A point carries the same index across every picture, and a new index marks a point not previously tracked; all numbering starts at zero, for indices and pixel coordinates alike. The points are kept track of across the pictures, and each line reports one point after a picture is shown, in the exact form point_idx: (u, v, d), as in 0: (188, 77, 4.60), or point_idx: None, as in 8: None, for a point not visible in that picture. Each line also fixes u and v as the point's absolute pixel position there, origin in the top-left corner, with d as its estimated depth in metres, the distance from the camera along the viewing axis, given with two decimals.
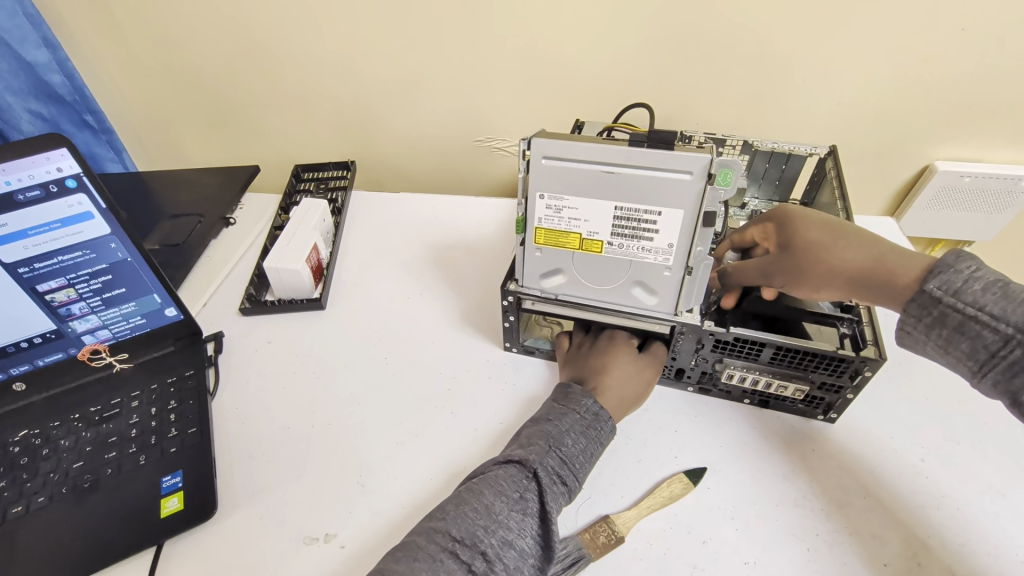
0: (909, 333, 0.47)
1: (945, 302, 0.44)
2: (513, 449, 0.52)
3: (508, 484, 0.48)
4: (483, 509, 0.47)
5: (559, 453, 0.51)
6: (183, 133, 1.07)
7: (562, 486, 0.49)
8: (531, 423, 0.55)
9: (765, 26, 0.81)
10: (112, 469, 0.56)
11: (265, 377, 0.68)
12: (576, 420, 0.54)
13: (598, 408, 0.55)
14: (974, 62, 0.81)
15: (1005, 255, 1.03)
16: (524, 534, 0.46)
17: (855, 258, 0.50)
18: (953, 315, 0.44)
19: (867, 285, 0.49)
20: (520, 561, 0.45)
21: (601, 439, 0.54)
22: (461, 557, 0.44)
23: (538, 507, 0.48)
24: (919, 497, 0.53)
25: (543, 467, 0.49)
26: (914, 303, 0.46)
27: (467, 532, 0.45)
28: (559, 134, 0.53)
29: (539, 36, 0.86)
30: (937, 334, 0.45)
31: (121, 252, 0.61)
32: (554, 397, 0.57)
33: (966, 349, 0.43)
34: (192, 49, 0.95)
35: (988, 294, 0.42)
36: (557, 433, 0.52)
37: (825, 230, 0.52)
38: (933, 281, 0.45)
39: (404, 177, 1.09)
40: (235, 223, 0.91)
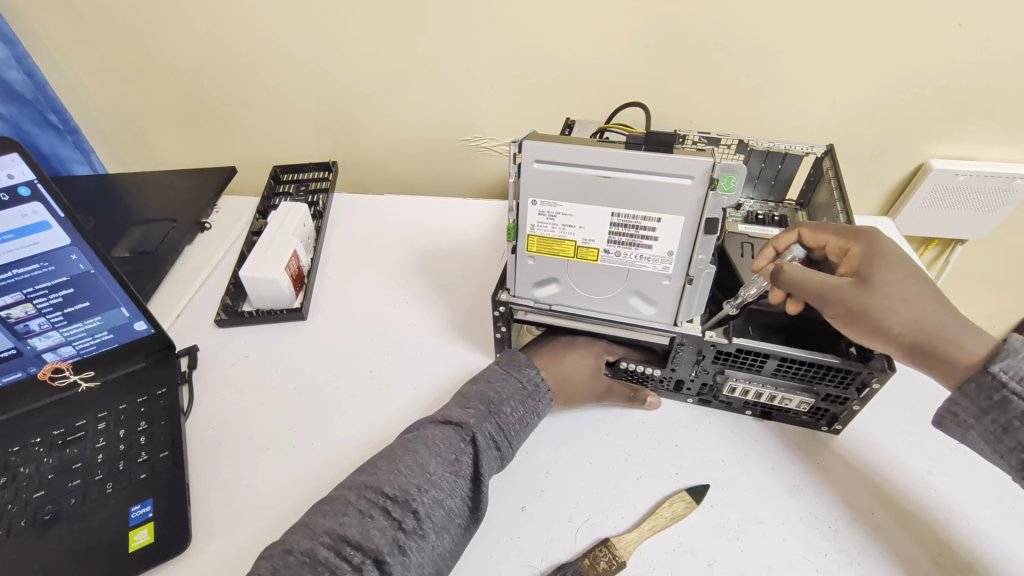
0: (955, 413, 0.44)
1: (1009, 390, 0.40)
2: (452, 410, 0.55)
3: (444, 446, 0.51)
4: (417, 467, 0.49)
5: (496, 420, 0.54)
6: (155, 133, 1.02)
7: (495, 451, 0.53)
8: (473, 384, 0.57)
9: (759, 22, 0.78)
10: (76, 498, 0.53)
11: (243, 394, 0.64)
12: (516, 389, 0.56)
13: (540, 379, 0.57)
14: (971, 58, 0.79)
15: (998, 253, 1.02)
16: (455, 494, 0.49)
17: (923, 319, 0.44)
18: (1015, 403, 0.40)
19: (921, 351, 0.44)
20: (448, 521, 0.48)
21: (538, 409, 0.56)
22: (392, 513, 0.47)
23: (469, 469, 0.51)
24: (930, 512, 0.52)
25: (479, 431, 0.52)
26: (972, 384, 0.42)
27: (400, 490, 0.48)
28: (552, 137, 0.50)
29: (526, 32, 0.83)
30: (990, 419, 0.42)
31: (83, 263, 0.56)
32: (500, 361, 0.59)
33: (1021, 441, 0.40)
34: (161, 44, 0.90)
35: None
36: (497, 401, 0.55)
37: (909, 279, 0.45)
38: (999, 364, 0.41)
39: (388, 177, 1.05)
40: (211, 228, 0.87)
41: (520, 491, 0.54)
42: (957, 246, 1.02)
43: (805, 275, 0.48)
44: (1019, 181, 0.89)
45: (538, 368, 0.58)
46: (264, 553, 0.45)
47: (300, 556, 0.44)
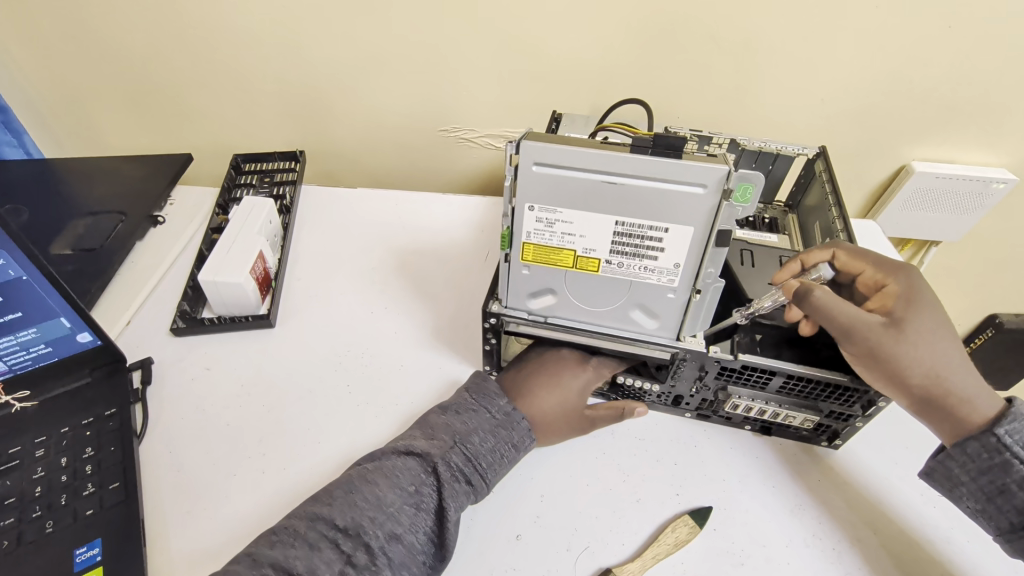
0: (949, 468, 0.44)
1: (1012, 453, 0.41)
2: (416, 438, 0.51)
3: (405, 477, 0.48)
4: (373, 499, 0.46)
5: (463, 450, 0.50)
6: (99, 114, 0.93)
7: (463, 484, 0.48)
8: (441, 414, 0.53)
9: (753, 18, 0.76)
10: (9, 540, 0.46)
11: (203, 412, 0.58)
12: (485, 419, 0.52)
13: (511, 408, 0.53)
14: (958, 62, 0.78)
15: (969, 255, 1.04)
16: (415, 529, 0.46)
17: (944, 374, 0.43)
18: (1018, 467, 0.40)
19: (930, 404, 0.43)
20: (407, 557, 0.44)
21: (513, 442, 0.51)
22: (341, 547, 0.44)
23: (433, 503, 0.47)
24: (930, 531, 0.51)
25: (443, 462, 0.49)
26: (976, 443, 0.42)
27: (352, 522, 0.45)
28: (551, 137, 0.46)
29: (511, 19, 0.78)
30: (989, 479, 0.42)
31: (14, 269, 0.49)
32: (470, 388, 0.55)
33: (1015, 504, 0.41)
34: (103, 16, 0.80)
35: None
36: (464, 430, 0.51)
37: (937, 331, 0.44)
38: (1005, 426, 0.41)
39: (360, 169, 0.99)
40: (165, 223, 0.79)
41: (514, 518, 0.51)
42: (931, 247, 1.03)
43: (838, 308, 0.45)
44: (994, 184, 0.89)
45: (510, 399, 0.54)
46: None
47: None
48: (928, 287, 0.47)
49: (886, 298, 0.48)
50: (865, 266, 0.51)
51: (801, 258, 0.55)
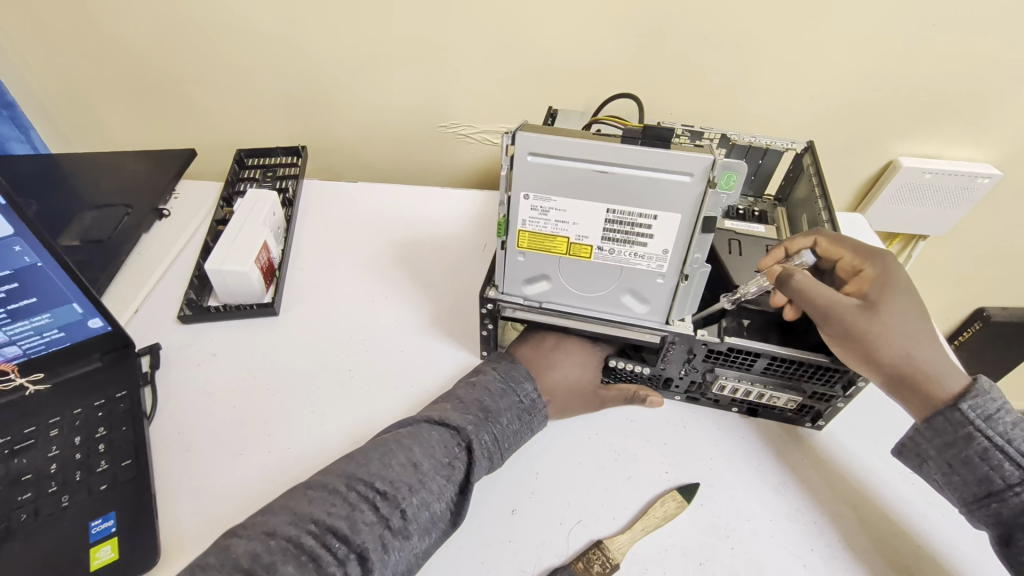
0: (918, 442, 0.46)
1: (975, 426, 0.43)
2: (448, 411, 0.53)
3: (440, 449, 0.50)
4: (411, 466, 0.48)
5: (494, 429, 0.52)
6: (105, 110, 0.95)
7: (488, 460, 0.51)
8: (469, 388, 0.55)
9: (742, 16, 0.78)
10: (26, 514, 0.48)
11: (210, 396, 0.60)
12: (513, 402, 0.54)
13: (536, 395, 0.55)
14: (941, 59, 0.81)
15: (956, 249, 1.07)
16: (442, 498, 0.48)
17: (914, 354, 0.45)
18: (980, 439, 0.43)
19: (901, 382, 0.46)
20: (431, 524, 0.47)
21: (532, 426, 0.54)
22: (380, 510, 0.45)
23: (461, 476, 0.49)
24: (909, 506, 0.53)
25: (477, 439, 0.51)
26: (942, 418, 0.44)
27: (391, 487, 0.46)
28: (545, 129, 0.48)
29: (507, 17, 0.80)
30: (953, 452, 0.44)
31: (29, 256, 0.51)
32: (499, 367, 0.57)
33: (976, 476, 0.43)
34: (109, 14, 0.82)
35: (1016, 429, 0.42)
36: (496, 409, 0.53)
37: (911, 314, 0.47)
38: (968, 402, 0.43)
39: (360, 164, 1.01)
40: (170, 215, 0.81)
41: (510, 494, 0.53)
42: (919, 241, 1.05)
43: (815, 292, 0.48)
44: (979, 179, 0.92)
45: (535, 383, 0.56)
46: (237, 533, 0.43)
47: (282, 541, 0.42)
48: (903, 272, 0.50)
49: (863, 283, 0.50)
50: (844, 253, 0.54)
51: (785, 247, 0.58)
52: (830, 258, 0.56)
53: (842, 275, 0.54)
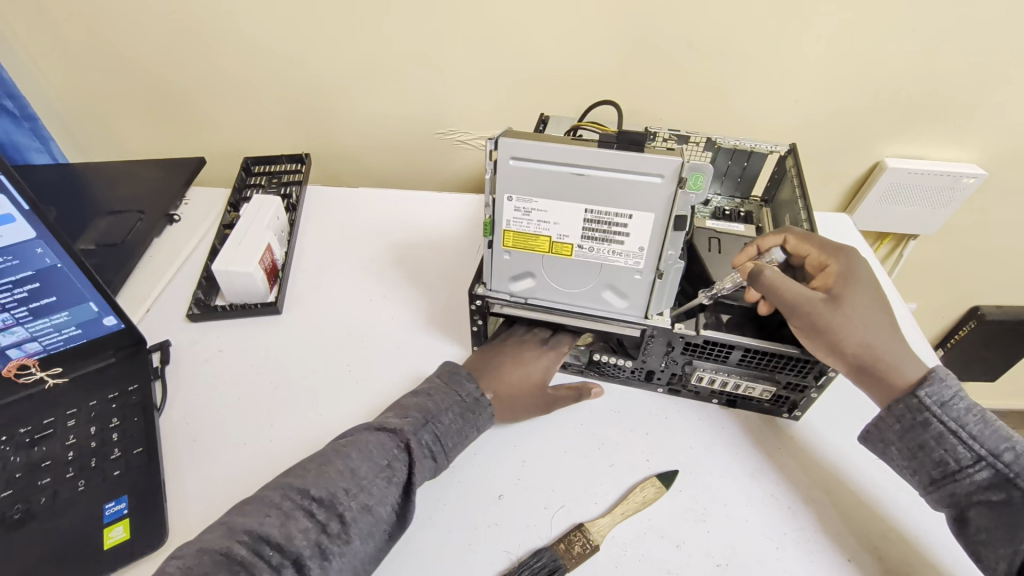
0: (882, 429, 0.48)
1: (931, 411, 0.45)
2: (389, 417, 0.55)
3: (378, 451, 0.51)
4: (347, 472, 0.49)
5: (433, 429, 0.54)
6: (119, 122, 0.99)
7: (430, 460, 0.53)
8: (412, 396, 0.57)
9: (726, 23, 0.81)
10: (46, 497, 0.52)
11: (217, 389, 0.63)
12: (453, 403, 0.56)
13: (479, 394, 0.57)
14: (922, 62, 0.83)
15: (946, 248, 1.08)
16: (385, 500, 0.49)
17: (876, 344, 0.48)
18: (935, 425, 0.45)
19: (865, 372, 0.49)
20: (374, 527, 0.48)
21: (477, 424, 0.56)
22: (316, 515, 0.46)
23: (404, 477, 0.51)
24: (880, 492, 0.56)
25: (416, 439, 0.52)
26: (902, 405, 0.47)
27: (327, 493, 0.48)
28: (527, 134, 0.51)
29: (500, 28, 0.84)
30: (912, 437, 0.47)
31: (49, 258, 0.55)
32: (441, 374, 0.59)
33: (933, 459, 0.46)
34: (124, 31, 0.87)
35: (970, 415, 0.45)
36: (435, 410, 0.55)
37: (873, 306, 0.50)
38: (925, 389, 0.46)
39: (362, 171, 1.05)
40: (180, 221, 0.85)
41: (497, 480, 0.56)
42: (909, 241, 1.07)
43: (784, 288, 0.51)
44: (965, 179, 0.94)
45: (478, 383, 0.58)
46: (176, 551, 0.44)
47: (215, 555, 0.43)
48: (865, 267, 0.53)
49: (828, 278, 0.53)
50: (811, 249, 0.56)
51: (756, 244, 0.60)
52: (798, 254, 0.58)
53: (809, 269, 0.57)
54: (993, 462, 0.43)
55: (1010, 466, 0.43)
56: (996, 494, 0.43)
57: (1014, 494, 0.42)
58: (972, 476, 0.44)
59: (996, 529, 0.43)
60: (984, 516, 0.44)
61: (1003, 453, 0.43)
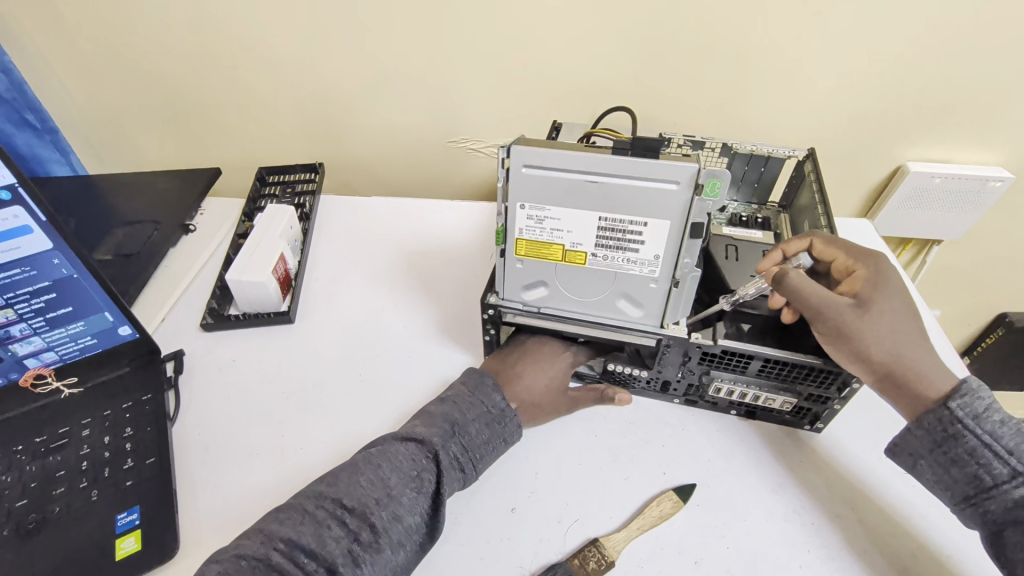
0: (910, 442, 0.47)
1: (964, 424, 0.44)
2: (416, 427, 0.54)
3: (407, 462, 0.50)
4: (378, 481, 0.49)
5: (461, 440, 0.53)
6: (138, 133, 1.01)
7: (459, 471, 0.52)
8: (439, 404, 0.56)
9: (740, 28, 0.80)
10: (60, 507, 0.52)
11: (229, 399, 0.63)
12: (481, 413, 0.55)
13: (505, 405, 0.56)
14: (944, 64, 0.81)
15: (972, 253, 1.05)
16: (415, 510, 0.48)
17: (902, 353, 0.47)
18: (968, 438, 0.44)
19: (890, 381, 0.47)
20: (405, 537, 0.47)
21: (504, 435, 0.55)
22: (348, 524, 0.46)
23: (432, 487, 0.50)
24: (909, 508, 0.53)
25: (444, 450, 0.51)
26: (931, 416, 0.45)
27: (359, 502, 0.47)
28: (539, 142, 0.50)
29: (512, 36, 0.84)
30: (944, 451, 0.45)
31: (66, 268, 0.56)
32: (467, 381, 0.58)
33: (966, 474, 0.44)
34: (143, 45, 0.89)
35: (1004, 428, 0.43)
36: (463, 421, 0.54)
37: (900, 314, 0.49)
38: (956, 400, 0.44)
39: (375, 179, 1.05)
40: (196, 230, 0.86)
41: (510, 493, 0.55)
42: (933, 246, 1.04)
43: (809, 290, 0.50)
44: (991, 183, 0.91)
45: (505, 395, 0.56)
46: (214, 556, 0.44)
47: (253, 561, 0.43)
48: (894, 273, 0.52)
49: (855, 283, 0.53)
50: (838, 254, 0.56)
51: (782, 249, 0.60)
52: (826, 260, 0.58)
53: (837, 276, 0.57)
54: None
55: None
56: None
57: None
58: (1009, 492, 0.42)
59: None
60: (1022, 536, 0.42)
61: None
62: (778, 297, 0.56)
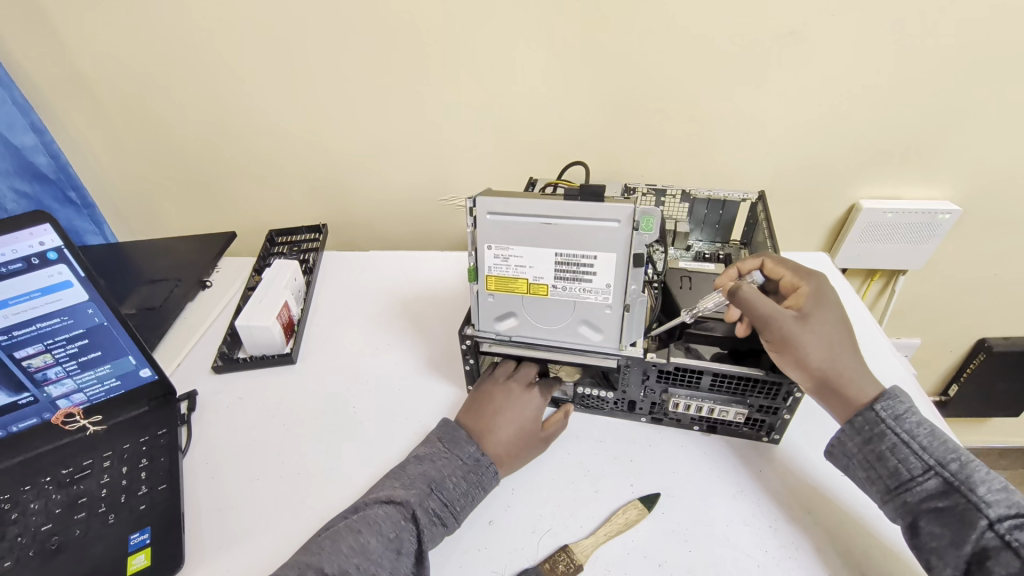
0: (844, 443, 0.54)
1: (886, 424, 0.51)
2: (395, 489, 0.56)
3: (386, 524, 0.52)
4: (357, 547, 0.50)
5: (439, 496, 0.55)
6: (163, 204, 1.13)
7: (440, 526, 0.54)
8: (418, 463, 0.58)
9: (690, 90, 0.91)
10: (80, 529, 0.57)
11: (237, 432, 0.70)
12: (457, 466, 0.57)
13: (480, 455, 0.59)
14: (877, 113, 0.90)
15: (938, 283, 1.11)
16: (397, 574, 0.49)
17: (837, 362, 0.54)
18: (891, 436, 0.51)
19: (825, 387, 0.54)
20: None
21: (483, 483, 0.57)
22: None
23: (413, 547, 0.51)
24: (860, 510, 0.58)
25: (421, 508, 0.53)
26: (861, 417, 0.52)
27: (338, 569, 0.48)
28: (502, 193, 0.59)
29: (491, 107, 0.96)
30: (870, 448, 0.52)
31: (98, 316, 0.64)
32: (443, 438, 0.61)
33: (889, 469, 0.51)
34: (171, 128, 1.02)
35: (921, 428, 0.50)
36: (439, 477, 0.56)
37: (836, 329, 0.56)
38: (881, 404, 0.52)
39: (376, 236, 1.16)
40: (211, 286, 0.96)
41: (488, 508, 0.59)
42: (898, 277, 1.10)
43: (760, 301, 0.56)
44: (940, 216, 0.98)
45: (478, 445, 0.60)
46: None
47: None
48: (831, 291, 0.59)
49: (800, 298, 0.59)
50: (785, 273, 0.63)
51: (737, 267, 0.67)
52: (775, 278, 0.65)
53: (783, 291, 0.64)
54: (941, 471, 0.48)
55: (955, 474, 0.47)
56: (942, 501, 0.47)
57: (959, 500, 0.46)
58: (923, 484, 0.49)
59: (944, 536, 0.47)
60: (933, 524, 0.47)
61: (950, 462, 0.48)
62: (733, 310, 0.64)
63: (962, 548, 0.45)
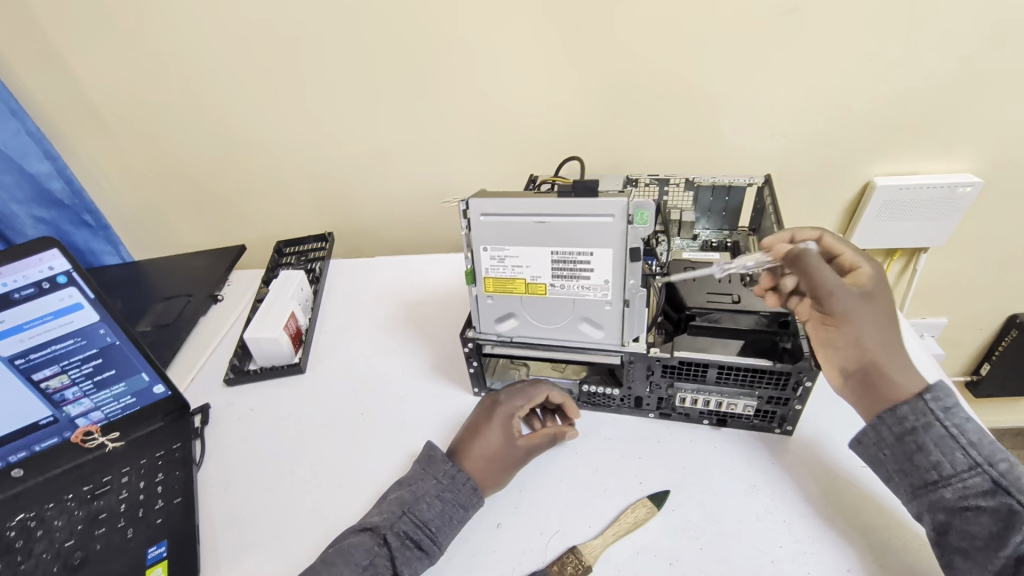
0: (882, 432, 0.51)
1: (935, 416, 0.49)
2: (371, 516, 0.56)
3: (359, 553, 0.52)
4: None
5: (411, 517, 0.54)
6: (176, 221, 1.15)
7: (416, 550, 0.53)
8: (395, 489, 0.59)
9: (690, 76, 0.89)
10: (100, 544, 0.59)
11: (248, 443, 0.71)
12: (432, 485, 0.57)
13: (457, 471, 0.58)
14: (887, 87, 0.87)
15: (963, 258, 1.07)
16: None
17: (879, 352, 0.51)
18: (940, 428, 0.48)
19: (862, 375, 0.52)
20: None
21: (461, 502, 0.56)
22: None
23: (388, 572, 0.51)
24: (879, 500, 0.56)
25: (392, 532, 0.53)
26: (908, 407, 0.50)
27: None
28: (495, 193, 0.58)
29: (488, 106, 0.95)
30: (912, 439, 0.49)
31: (110, 336, 0.65)
32: (419, 460, 0.61)
33: (929, 463, 0.48)
34: (179, 147, 1.04)
35: (973, 424, 0.48)
36: (412, 499, 0.56)
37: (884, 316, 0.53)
38: (931, 395, 0.49)
39: (383, 241, 1.17)
40: (223, 300, 0.97)
41: (495, 510, 0.59)
42: (919, 255, 1.06)
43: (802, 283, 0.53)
44: (961, 188, 0.94)
45: (455, 462, 0.59)
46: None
47: None
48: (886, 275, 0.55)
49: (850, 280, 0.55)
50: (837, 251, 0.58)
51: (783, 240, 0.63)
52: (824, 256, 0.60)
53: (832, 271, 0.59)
54: (988, 470, 0.46)
55: (1004, 475, 0.45)
56: (987, 500, 0.45)
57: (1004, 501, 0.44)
58: (965, 481, 0.46)
59: (980, 537, 0.45)
60: (971, 523, 0.45)
61: (999, 462, 0.46)
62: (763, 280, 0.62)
63: (999, 550, 0.43)
